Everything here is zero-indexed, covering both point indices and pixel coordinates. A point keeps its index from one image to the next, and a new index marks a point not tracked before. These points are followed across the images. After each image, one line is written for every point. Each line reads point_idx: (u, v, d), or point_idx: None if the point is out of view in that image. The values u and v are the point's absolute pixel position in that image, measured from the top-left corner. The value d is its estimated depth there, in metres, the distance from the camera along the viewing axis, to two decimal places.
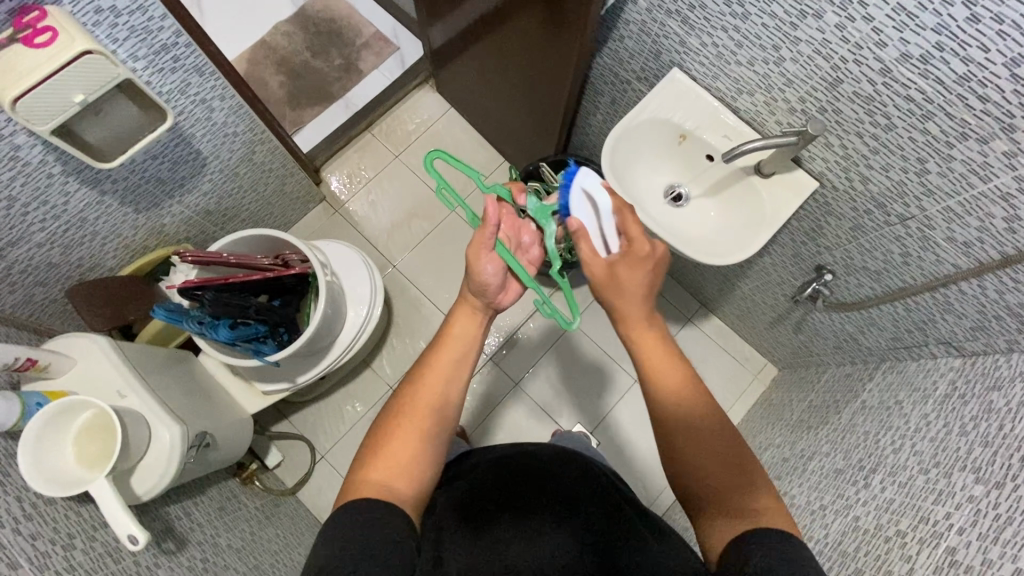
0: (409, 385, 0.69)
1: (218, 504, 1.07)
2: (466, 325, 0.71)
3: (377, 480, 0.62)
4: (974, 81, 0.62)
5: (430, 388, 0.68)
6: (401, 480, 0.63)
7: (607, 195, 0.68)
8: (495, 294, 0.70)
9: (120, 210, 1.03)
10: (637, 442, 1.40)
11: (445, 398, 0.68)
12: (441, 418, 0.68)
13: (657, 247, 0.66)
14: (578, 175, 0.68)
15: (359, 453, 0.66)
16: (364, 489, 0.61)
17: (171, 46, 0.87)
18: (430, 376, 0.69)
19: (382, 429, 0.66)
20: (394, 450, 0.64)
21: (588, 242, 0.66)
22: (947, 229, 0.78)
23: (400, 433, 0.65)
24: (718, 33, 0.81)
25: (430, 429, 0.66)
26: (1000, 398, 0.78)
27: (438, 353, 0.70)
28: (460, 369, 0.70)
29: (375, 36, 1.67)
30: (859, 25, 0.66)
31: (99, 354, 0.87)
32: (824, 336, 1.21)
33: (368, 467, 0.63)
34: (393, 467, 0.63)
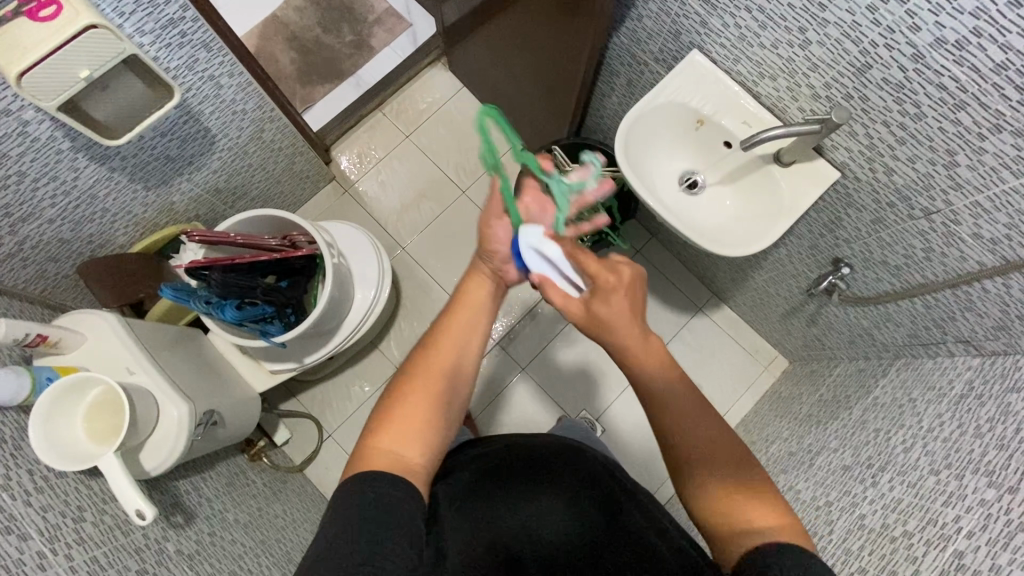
0: (422, 351, 0.69)
1: (226, 480, 1.09)
2: (479, 291, 0.73)
3: (387, 449, 0.60)
4: (1013, 69, 0.58)
5: (444, 351, 0.68)
6: (412, 447, 0.61)
7: (555, 245, 0.69)
8: (502, 262, 0.72)
9: (130, 186, 1.03)
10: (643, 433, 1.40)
11: (458, 364, 0.68)
12: (454, 383, 0.67)
13: (623, 273, 0.64)
14: (525, 235, 0.69)
15: (368, 422, 0.64)
16: (373, 459, 0.59)
17: (178, 21, 0.86)
18: (443, 340, 0.69)
19: (394, 395, 0.65)
20: (404, 416, 0.63)
21: (557, 291, 0.67)
22: (974, 225, 0.74)
23: (410, 399, 0.64)
24: (741, 13, 0.78)
25: (444, 393, 0.66)
26: (1019, 400, 0.76)
27: (452, 318, 0.71)
28: (472, 336, 0.70)
29: (388, 12, 1.63)
30: (891, 7, 0.62)
31: (108, 330, 0.88)
32: (838, 330, 1.19)
33: (377, 434, 0.62)
34: (404, 431, 0.62)
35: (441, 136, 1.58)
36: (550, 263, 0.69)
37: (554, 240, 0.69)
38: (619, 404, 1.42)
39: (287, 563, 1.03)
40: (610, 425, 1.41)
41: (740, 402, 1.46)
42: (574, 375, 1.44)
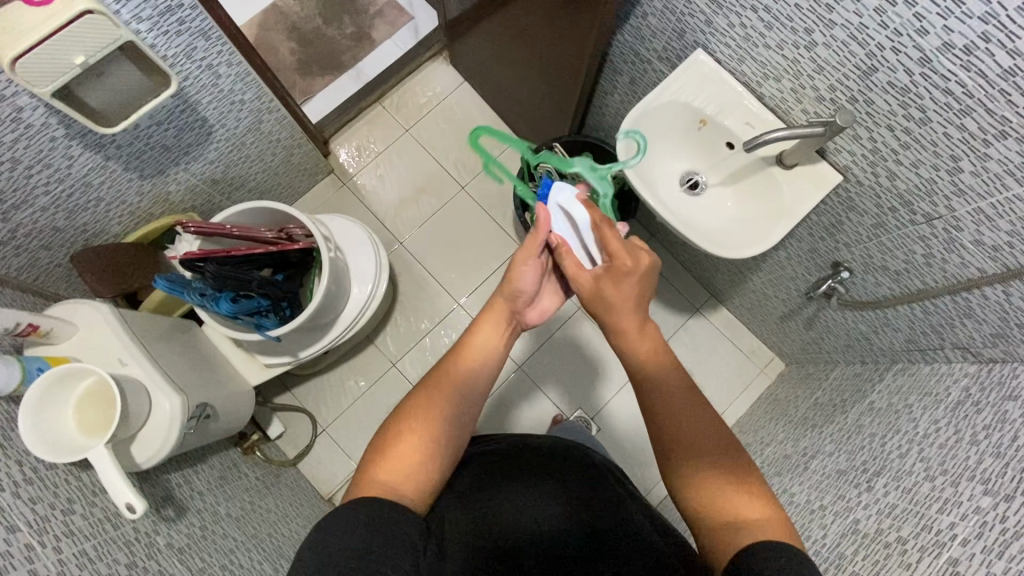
0: (428, 384, 0.70)
1: (218, 473, 1.08)
2: (487, 333, 0.74)
3: (382, 480, 0.60)
4: (1021, 76, 0.57)
5: (449, 387, 0.69)
6: (410, 481, 0.61)
7: (584, 211, 0.73)
8: (523, 308, 0.76)
9: (125, 175, 1.02)
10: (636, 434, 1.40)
11: (463, 402, 0.69)
12: (457, 420, 0.68)
13: (640, 259, 0.69)
14: (556, 189, 0.75)
15: (368, 453, 0.64)
16: (369, 488, 0.59)
17: (176, 8, 0.84)
18: (448, 377, 0.70)
19: (393, 427, 0.66)
20: (403, 448, 0.63)
21: (571, 256, 0.71)
22: (976, 232, 0.74)
23: (408, 432, 0.64)
24: (747, 13, 0.77)
25: (446, 428, 0.66)
26: (1016, 408, 0.75)
27: (460, 358, 0.72)
28: (479, 376, 0.72)
29: (390, 4, 1.61)
30: (900, 10, 0.62)
31: (100, 321, 0.87)
32: (836, 333, 1.18)
33: (375, 465, 0.62)
34: (403, 465, 0.62)
35: (441, 131, 1.57)
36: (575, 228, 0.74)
37: (584, 202, 0.74)
38: (617, 402, 1.42)
39: (279, 558, 1.02)
40: (606, 425, 1.40)
41: (736, 403, 1.46)
42: (574, 372, 1.44)
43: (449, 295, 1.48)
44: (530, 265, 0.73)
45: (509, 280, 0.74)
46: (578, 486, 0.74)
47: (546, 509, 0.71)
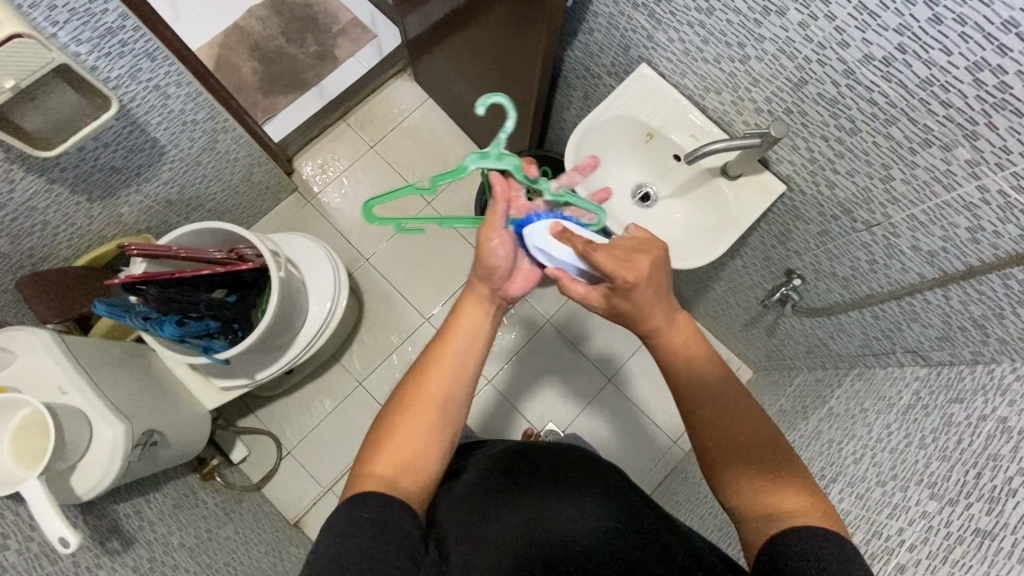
0: (417, 375, 0.67)
1: (173, 501, 1.05)
2: (474, 317, 0.70)
3: (382, 475, 0.60)
4: (937, 85, 0.58)
5: (437, 382, 0.66)
6: (407, 477, 0.60)
7: (564, 246, 0.68)
8: (502, 282, 0.71)
9: (72, 199, 1.00)
10: (639, 439, 1.41)
11: (453, 394, 0.66)
12: (449, 414, 0.65)
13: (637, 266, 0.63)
14: (528, 235, 0.69)
15: (362, 451, 0.63)
16: (369, 483, 0.59)
17: (117, 29, 0.84)
18: (441, 366, 0.67)
19: (389, 420, 0.64)
20: (398, 445, 0.62)
21: (575, 286, 0.69)
22: (912, 237, 0.75)
23: (403, 428, 0.63)
24: (684, 28, 0.78)
25: (440, 423, 0.64)
26: (962, 410, 0.76)
27: (446, 344, 0.68)
28: (470, 365, 0.68)
29: (353, 22, 1.62)
30: (822, 24, 0.63)
31: (39, 349, 0.84)
32: (796, 340, 1.19)
33: (373, 460, 0.61)
34: (398, 461, 0.61)
35: (406, 147, 1.57)
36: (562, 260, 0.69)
37: (560, 237, 0.68)
38: (627, 405, 1.43)
39: None
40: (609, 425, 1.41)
41: None
42: (549, 383, 1.44)
43: (416, 311, 1.47)
44: (502, 241, 0.68)
45: (483, 260, 0.69)
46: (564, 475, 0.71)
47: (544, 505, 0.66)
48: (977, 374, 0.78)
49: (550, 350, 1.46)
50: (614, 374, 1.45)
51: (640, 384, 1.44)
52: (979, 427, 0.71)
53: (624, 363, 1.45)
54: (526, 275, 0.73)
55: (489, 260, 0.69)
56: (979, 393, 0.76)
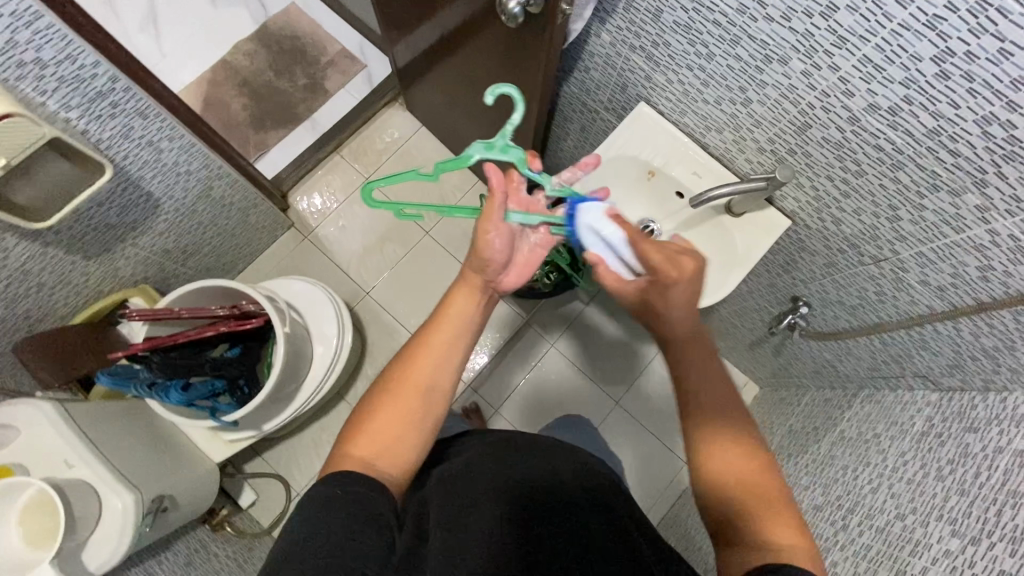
0: (402, 360, 0.67)
1: (184, 559, 1.03)
2: (462, 304, 0.69)
3: (357, 457, 0.61)
4: (945, 136, 0.58)
5: (419, 368, 0.66)
6: (383, 460, 0.61)
7: (615, 227, 0.69)
8: (497, 274, 0.70)
9: (67, 259, 0.98)
10: (653, 461, 1.39)
11: (435, 382, 0.66)
12: (429, 402, 0.65)
13: (683, 264, 0.62)
14: (582, 211, 0.71)
15: (346, 429, 0.65)
16: (344, 464, 0.60)
17: (107, 92, 0.82)
18: (423, 353, 0.66)
19: (371, 403, 0.65)
20: (376, 427, 0.63)
21: (608, 270, 0.68)
22: (921, 273, 0.75)
23: (381, 411, 0.64)
24: (684, 71, 0.78)
25: (419, 409, 0.64)
26: (976, 441, 0.76)
27: (431, 331, 0.68)
28: (454, 352, 0.68)
29: (341, 53, 1.61)
30: (825, 73, 0.62)
31: (42, 421, 0.82)
32: (803, 360, 1.19)
33: (351, 442, 0.62)
34: (374, 443, 0.62)
35: (401, 177, 1.56)
36: (607, 244, 0.69)
37: (613, 218, 0.69)
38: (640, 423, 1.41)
39: None
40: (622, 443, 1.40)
41: None
42: (554, 406, 1.41)
43: None
44: (497, 231, 0.67)
45: (478, 250, 0.68)
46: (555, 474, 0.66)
47: (545, 509, 0.59)
48: (990, 403, 0.78)
49: (555, 374, 1.44)
50: (620, 397, 1.43)
51: (648, 407, 1.43)
52: (997, 459, 0.71)
53: (630, 384, 1.44)
54: (524, 270, 0.72)
55: (484, 251, 0.67)
56: (994, 423, 0.75)
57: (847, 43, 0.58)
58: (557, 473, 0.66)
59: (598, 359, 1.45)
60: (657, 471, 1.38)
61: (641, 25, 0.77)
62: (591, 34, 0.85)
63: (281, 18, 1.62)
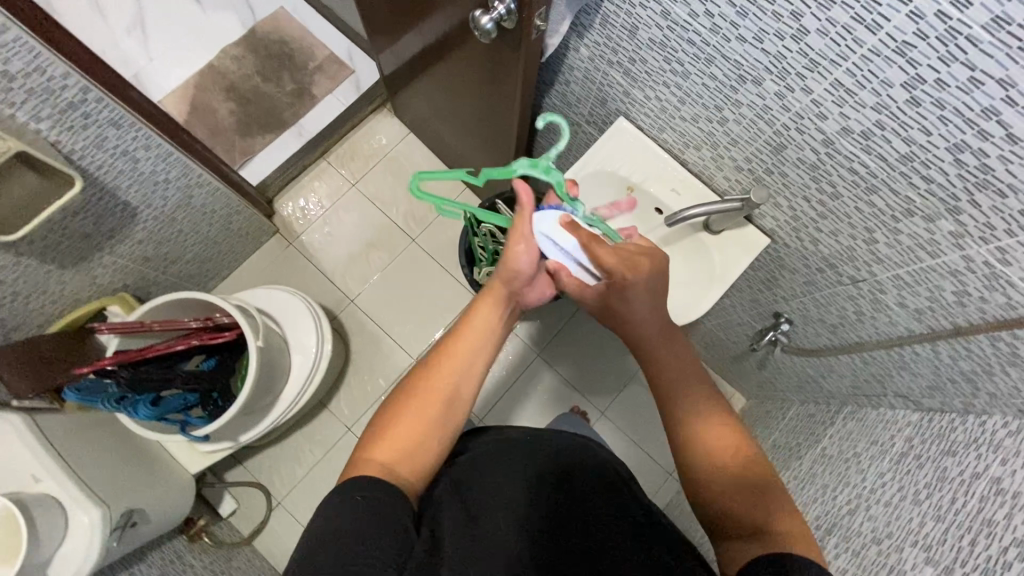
0: (424, 368, 0.64)
1: (160, 571, 0.98)
2: (488, 313, 0.67)
3: (379, 462, 0.56)
4: (917, 162, 0.57)
5: (444, 375, 0.63)
6: (404, 467, 0.57)
7: (569, 236, 0.68)
8: (524, 285, 0.70)
9: (43, 268, 0.96)
10: (651, 456, 1.38)
11: (457, 391, 0.63)
12: (451, 412, 0.62)
13: (640, 266, 0.65)
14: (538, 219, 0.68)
15: (365, 435, 0.60)
16: (365, 467, 0.55)
17: (78, 103, 0.81)
18: (448, 361, 0.64)
19: (391, 409, 0.61)
20: (400, 432, 0.59)
21: (567, 275, 0.69)
22: (899, 295, 0.74)
23: (407, 417, 0.60)
24: (661, 88, 0.77)
25: (442, 418, 0.61)
26: (955, 464, 0.68)
27: (458, 338, 0.66)
28: (478, 364, 0.65)
29: (329, 59, 1.60)
30: (799, 96, 0.62)
31: (9, 435, 0.82)
32: (788, 374, 1.16)
33: (373, 445, 0.58)
34: (395, 449, 0.57)
35: (388, 183, 1.55)
36: (563, 251, 0.69)
37: (568, 227, 0.68)
38: (634, 419, 1.40)
39: None
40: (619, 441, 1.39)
41: None
42: (539, 416, 1.38)
43: (403, 351, 1.45)
44: (527, 247, 0.68)
45: (508, 263, 0.69)
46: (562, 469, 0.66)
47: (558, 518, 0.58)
48: (969, 425, 0.70)
49: (541, 384, 1.41)
50: (607, 408, 1.40)
51: (636, 418, 1.40)
52: (973, 484, 0.63)
53: (620, 384, 1.42)
54: (543, 284, 0.74)
55: (513, 263, 0.68)
56: (972, 446, 0.68)
57: (819, 66, 0.57)
58: (561, 477, 0.64)
59: (583, 369, 1.42)
60: (657, 463, 1.37)
61: (618, 41, 0.76)
62: (570, 48, 0.85)
63: (270, 24, 1.62)
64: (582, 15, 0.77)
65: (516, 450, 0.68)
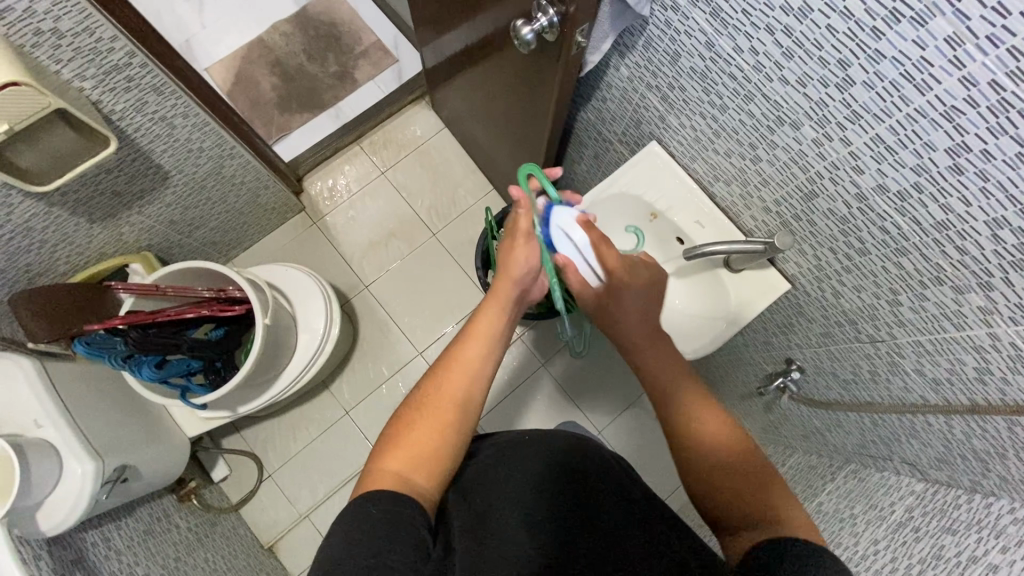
0: (433, 378, 0.63)
1: (144, 526, 1.00)
2: (493, 318, 0.66)
3: (394, 471, 0.55)
4: (953, 231, 0.54)
5: (455, 380, 0.62)
6: (419, 472, 0.55)
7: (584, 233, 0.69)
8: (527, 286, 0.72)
9: (72, 220, 0.98)
10: (658, 462, 1.36)
11: (469, 395, 0.62)
12: (463, 416, 0.60)
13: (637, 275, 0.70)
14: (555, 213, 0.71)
15: (377, 445, 0.59)
16: (380, 480, 0.54)
17: (124, 66, 0.83)
18: (457, 367, 0.63)
19: (403, 420, 0.60)
20: (414, 439, 0.57)
21: (575, 276, 0.70)
22: (916, 361, 0.71)
23: (422, 424, 0.59)
24: (696, 118, 0.76)
25: (455, 422, 0.60)
26: (952, 544, 0.63)
27: (465, 346, 0.65)
28: (487, 366, 0.65)
29: (375, 45, 1.61)
30: (836, 145, 0.60)
31: (19, 378, 0.84)
32: (792, 422, 1.10)
33: (386, 455, 0.57)
34: (410, 457, 0.56)
35: (417, 175, 1.56)
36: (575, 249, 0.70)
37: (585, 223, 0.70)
38: (639, 427, 1.39)
39: None
40: (626, 447, 1.37)
41: None
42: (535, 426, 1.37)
43: (410, 343, 1.46)
44: (523, 250, 0.70)
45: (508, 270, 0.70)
46: (577, 474, 0.62)
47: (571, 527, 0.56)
48: (975, 506, 0.65)
49: (541, 394, 1.39)
50: (604, 427, 1.39)
51: (632, 440, 1.38)
52: (968, 570, 0.58)
53: (623, 394, 1.41)
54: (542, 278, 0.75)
55: (511, 266, 0.69)
56: (974, 529, 0.62)
57: (861, 119, 0.55)
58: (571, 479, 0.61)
59: (586, 384, 1.41)
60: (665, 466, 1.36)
61: (658, 66, 0.75)
62: (610, 66, 0.84)
63: (322, 4, 1.64)
64: (626, 36, 0.76)
65: (523, 448, 0.66)
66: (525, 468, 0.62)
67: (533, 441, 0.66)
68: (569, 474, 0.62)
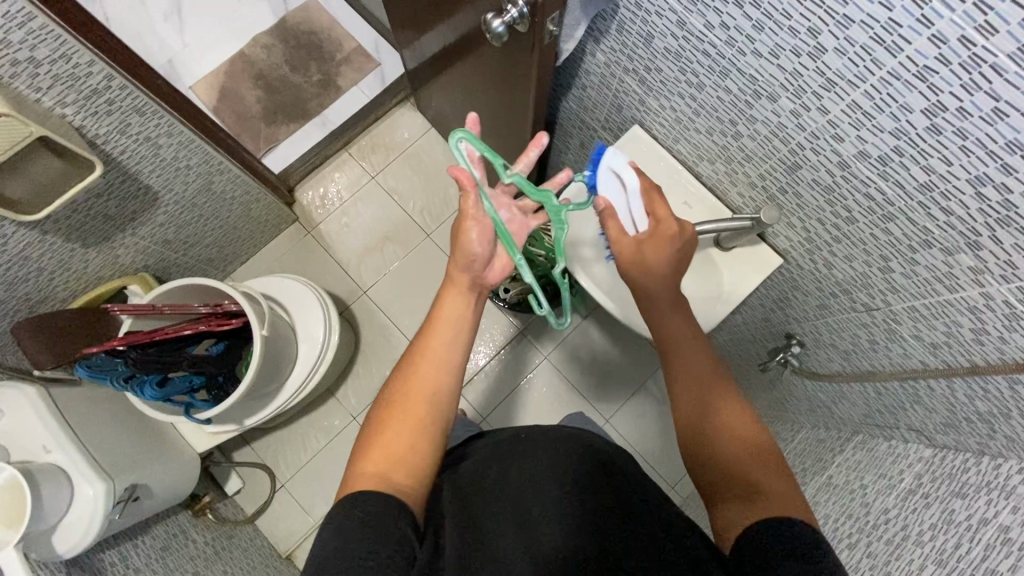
0: (402, 373, 0.63)
1: (161, 544, 1.01)
2: (455, 305, 0.65)
3: (373, 473, 0.55)
4: (936, 192, 0.54)
5: (420, 376, 0.62)
6: (398, 470, 0.56)
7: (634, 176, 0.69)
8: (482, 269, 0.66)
9: (66, 247, 0.99)
10: (667, 448, 1.36)
11: (437, 387, 0.62)
12: (434, 410, 0.61)
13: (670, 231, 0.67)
14: (606, 156, 0.70)
15: (358, 445, 0.60)
16: (360, 482, 0.54)
17: (103, 90, 0.84)
18: (424, 362, 0.62)
19: (378, 418, 0.60)
20: (387, 439, 0.58)
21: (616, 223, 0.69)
22: (913, 327, 0.70)
23: (393, 423, 0.59)
24: (676, 98, 0.75)
25: (424, 416, 0.60)
26: (962, 508, 0.62)
27: (428, 338, 0.64)
28: (455, 357, 0.64)
29: (356, 50, 1.61)
30: (814, 115, 0.59)
31: (26, 405, 0.85)
32: (799, 398, 1.09)
33: (364, 457, 0.57)
34: (387, 455, 0.57)
35: (407, 177, 1.56)
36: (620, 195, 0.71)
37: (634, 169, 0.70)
38: (645, 413, 1.38)
39: None
40: (633, 434, 1.37)
41: None
42: (544, 418, 1.38)
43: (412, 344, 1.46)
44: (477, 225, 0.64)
45: (459, 249, 0.65)
46: (578, 467, 0.63)
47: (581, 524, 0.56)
48: (983, 468, 0.64)
49: (545, 386, 1.40)
50: (611, 416, 1.39)
51: (639, 427, 1.38)
52: (980, 533, 0.57)
53: (627, 382, 1.40)
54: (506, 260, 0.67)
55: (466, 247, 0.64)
56: (984, 490, 0.61)
57: (836, 86, 0.55)
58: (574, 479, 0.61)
59: (591, 375, 1.41)
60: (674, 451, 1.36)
61: (634, 49, 0.75)
62: (586, 53, 0.83)
63: (301, 14, 1.64)
64: (599, 20, 0.75)
65: (525, 450, 0.66)
66: (527, 463, 0.64)
67: (531, 436, 0.68)
68: (575, 475, 0.61)
